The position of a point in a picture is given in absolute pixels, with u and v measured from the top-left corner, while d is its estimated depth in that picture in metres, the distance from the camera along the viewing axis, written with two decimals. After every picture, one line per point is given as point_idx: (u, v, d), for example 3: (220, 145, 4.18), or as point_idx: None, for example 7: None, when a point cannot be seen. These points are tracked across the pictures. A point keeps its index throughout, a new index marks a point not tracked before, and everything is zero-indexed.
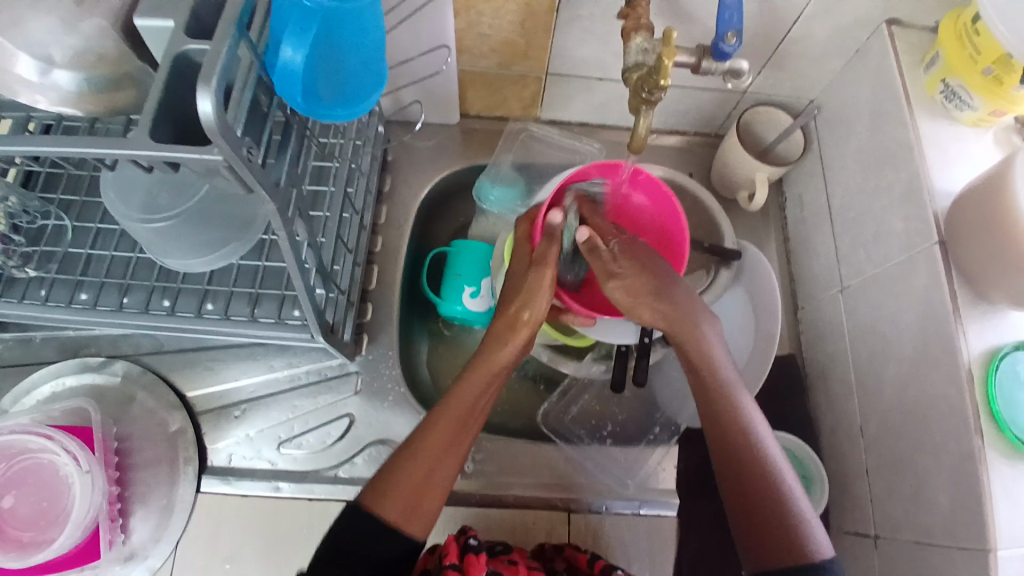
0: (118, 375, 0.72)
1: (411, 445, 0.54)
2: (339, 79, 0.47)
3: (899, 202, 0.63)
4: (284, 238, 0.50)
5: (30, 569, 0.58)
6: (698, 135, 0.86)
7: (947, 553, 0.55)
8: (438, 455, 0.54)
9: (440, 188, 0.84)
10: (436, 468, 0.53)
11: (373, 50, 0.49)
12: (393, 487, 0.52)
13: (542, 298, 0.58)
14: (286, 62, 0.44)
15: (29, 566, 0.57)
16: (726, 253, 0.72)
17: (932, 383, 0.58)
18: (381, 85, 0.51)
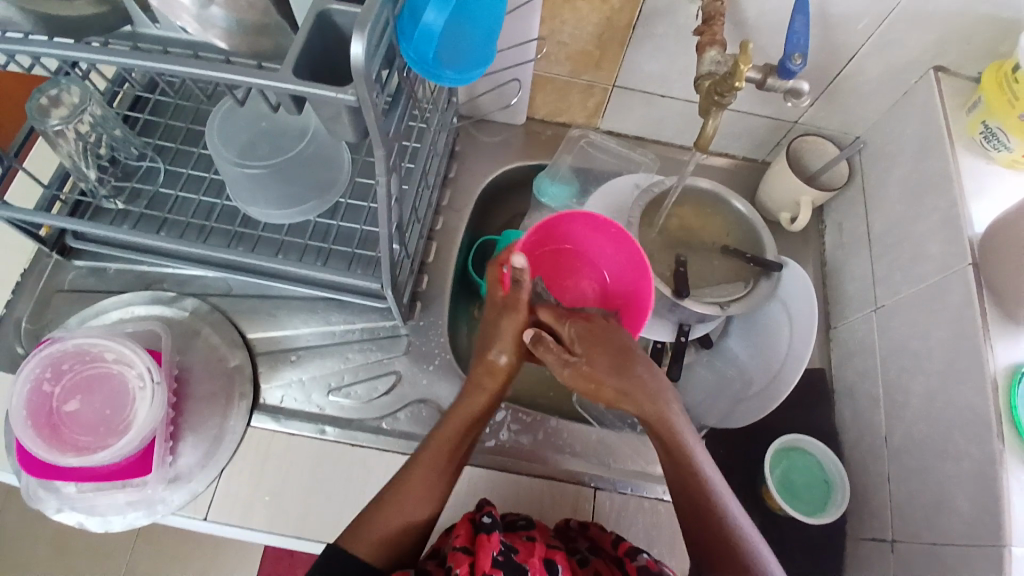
0: (187, 311, 0.76)
1: (390, 490, 0.59)
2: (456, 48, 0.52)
3: (936, 229, 0.68)
4: (383, 186, 0.54)
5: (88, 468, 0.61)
6: (745, 160, 0.92)
7: (963, 554, 0.57)
8: (412, 495, 0.58)
9: (500, 181, 0.90)
10: (412, 506, 0.58)
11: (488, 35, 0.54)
12: (371, 525, 0.57)
13: (514, 345, 0.60)
14: (426, 25, 0.48)
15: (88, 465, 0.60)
16: (768, 264, 0.76)
17: (959, 394, 0.61)
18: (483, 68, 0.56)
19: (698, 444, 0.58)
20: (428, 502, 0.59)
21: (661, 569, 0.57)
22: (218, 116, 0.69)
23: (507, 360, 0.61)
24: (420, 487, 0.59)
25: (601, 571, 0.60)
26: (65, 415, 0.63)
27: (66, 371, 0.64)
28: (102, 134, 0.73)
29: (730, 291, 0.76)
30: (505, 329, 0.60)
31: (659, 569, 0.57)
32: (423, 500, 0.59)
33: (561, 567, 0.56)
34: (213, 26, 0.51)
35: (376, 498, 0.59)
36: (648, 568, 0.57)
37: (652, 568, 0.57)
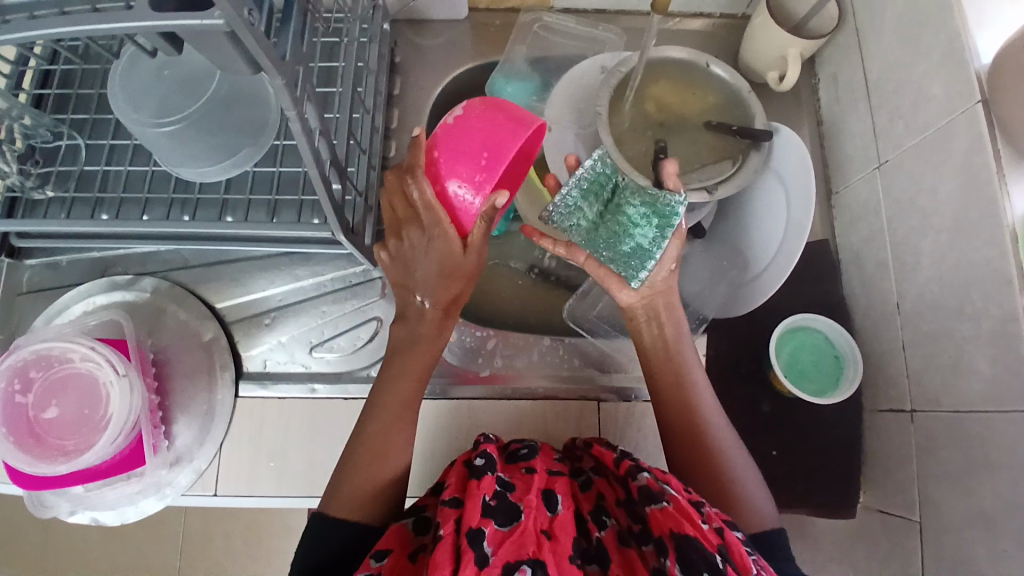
0: (147, 291, 0.72)
1: (349, 452, 0.60)
2: None
3: (941, 66, 0.59)
4: (296, 120, 0.48)
5: (79, 472, 0.59)
6: (723, 18, 0.82)
7: (986, 418, 0.54)
8: (377, 455, 0.59)
9: (454, 89, 0.81)
10: (382, 462, 0.58)
11: None
12: (346, 490, 0.57)
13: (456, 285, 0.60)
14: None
15: (77, 469, 0.58)
16: (757, 134, 0.69)
17: (974, 250, 0.55)
18: None
19: (698, 370, 0.64)
20: (390, 452, 0.59)
21: (664, 488, 0.52)
22: (119, 74, 0.61)
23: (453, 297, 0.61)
24: (376, 433, 0.59)
25: (605, 495, 0.59)
26: (46, 422, 0.60)
27: (35, 377, 0.61)
28: (11, 123, 0.65)
29: (716, 171, 0.70)
30: (440, 263, 0.58)
31: (662, 488, 0.52)
32: (383, 450, 0.59)
33: (560, 499, 0.53)
34: None
35: (342, 462, 0.60)
36: (650, 490, 0.52)
37: (653, 488, 0.52)
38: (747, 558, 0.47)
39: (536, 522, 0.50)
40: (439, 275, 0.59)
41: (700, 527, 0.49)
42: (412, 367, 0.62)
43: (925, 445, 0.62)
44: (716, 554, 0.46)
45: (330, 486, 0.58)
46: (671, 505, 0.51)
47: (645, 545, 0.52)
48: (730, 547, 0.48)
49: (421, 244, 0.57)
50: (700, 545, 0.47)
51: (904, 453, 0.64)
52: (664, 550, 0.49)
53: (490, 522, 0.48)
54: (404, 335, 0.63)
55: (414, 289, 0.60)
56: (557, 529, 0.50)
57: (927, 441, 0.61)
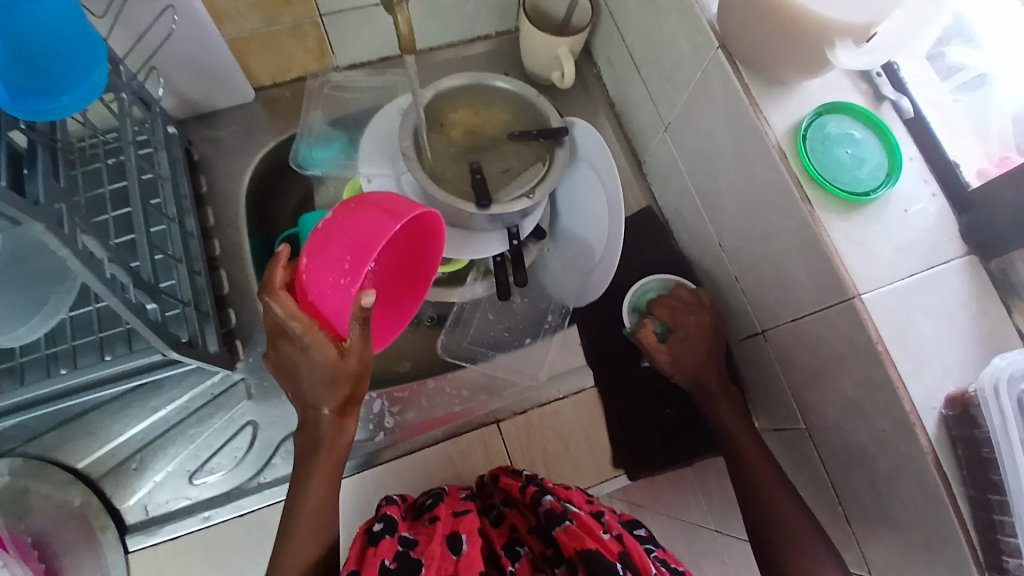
0: (4, 474, 0.66)
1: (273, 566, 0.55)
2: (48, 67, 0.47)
3: (677, 23, 0.65)
4: (75, 259, 0.46)
5: None
6: (501, 35, 0.87)
7: (820, 318, 0.59)
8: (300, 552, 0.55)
9: (265, 170, 0.81)
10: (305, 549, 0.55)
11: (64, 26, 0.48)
12: None
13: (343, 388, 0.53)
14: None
15: None
16: (555, 132, 0.73)
17: (758, 172, 0.61)
18: (97, 58, 0.50)
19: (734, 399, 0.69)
20: (314, 544, 0.56)
21: (567, 507, 0.54)
22: None
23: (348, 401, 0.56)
24: (304, 531, 0.56)
25: (518, 525, 0.59)
26: None
27: None
28: None
29: (532, 175, 0.73)
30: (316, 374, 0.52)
31: (565, 507, 0.54)
32: (309, 541, 0.56)
33: (466, 538, 0.52)
34: None
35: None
36: (553, 511, 0.53)
37: (556, 509, 0.53)
38: (645, 558, 0.50)
39: (438, 571, 0.49)
40: (324, 383, 0.52)
41: (600, 538, 0.50)
42: (319, 474, 0.57)
43: (784, 358, 0.67)
44: (616, 562, 0.48)
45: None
46: (573, 522, 0.52)
47: (557, 567, 0.53)
48: (630, 553, 0.50)
49: (298, 356, 0.51)
50: (602, 557, 0.48)
51: (772, 371, 0.69)
52: (574, 569, 0.50)
53: None
54: (307, 440, 0.58)
55: (308, 400, 0.55)
56: (463, 571, 0.49)
57: (785, 355, 0.66)
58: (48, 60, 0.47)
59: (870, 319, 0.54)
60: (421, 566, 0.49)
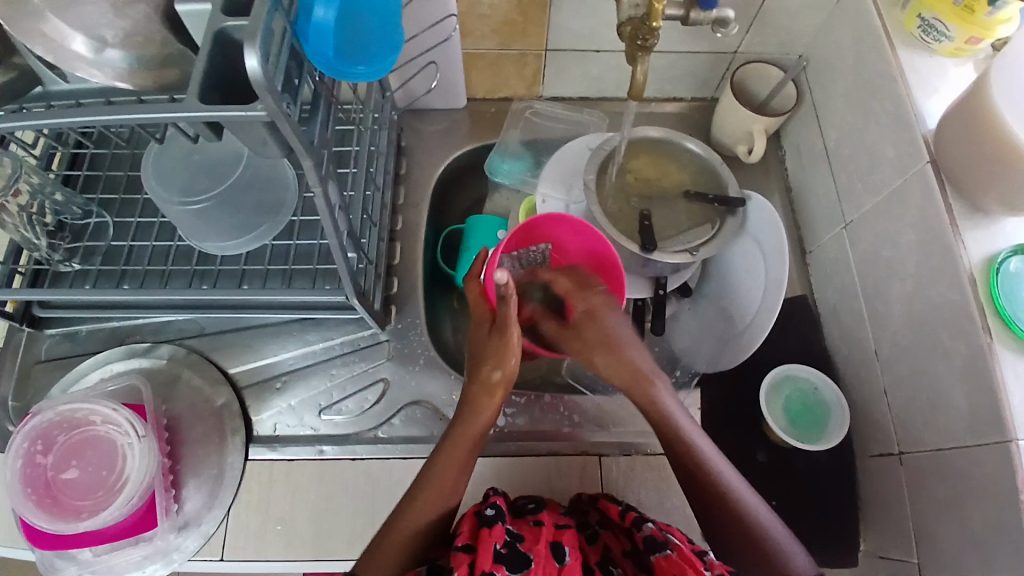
0: (164, 358, 0.75)
1: (393, 519, 0.56)
2: (361, 37, 0.48)
3: (888, 131, 0.67)
4: (321, 197, 0.51)
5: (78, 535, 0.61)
6: (694, 101, 0.90)
7: (969, 451, 0.57)
8: (420, 513, 0.56)
9: (456, 167, 0.88)
10: (424, 512, 0.56)
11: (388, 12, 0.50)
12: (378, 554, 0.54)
13: (510, 359, 0.62)
14: (317, 22, 0.45)
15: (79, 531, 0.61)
16: (731, 202, 0.76)
17: (937, 292, 0.61)
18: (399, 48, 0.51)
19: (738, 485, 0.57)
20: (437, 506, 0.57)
21: (668, 537, 0.56)
22: (152, 157, 0.65)
23: (503, 376, 0.62)
24: (431, 495, 0.57)
25: (611, 546, 0.61)
26: (63, 482, 0.64)
27: (58, 439, 0.65)
28: (44, 202, 0.70)
29: (695, 236, 0.76)
30: (493, 345, 0.62)
31: (666, 538, 0.56)
32: (434, 504, 0.57)
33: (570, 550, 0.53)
34: (111, 68, 0.47)
35: (385, 526, 0.56)
36: (653, 539, 0.56)
37: (657, 537, 0.56)
38: None
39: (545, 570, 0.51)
40: (489, 350, 0.62)
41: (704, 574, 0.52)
42: (455, 441, 0.60)
43: (916, 486, 0.64)
44: None
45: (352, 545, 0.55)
46: (675, 553, 0.54)
47: None
48: None
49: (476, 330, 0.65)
50: None
51: (898, 495, 0.67)
52: None
53: (503, 569, 0.50)
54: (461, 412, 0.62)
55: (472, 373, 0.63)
56: None
57: (919, 481, 0.64)
58: (364, 30, 0.49)
59: (1023, 469, 0.52)
60: (530, 563, 0.51)
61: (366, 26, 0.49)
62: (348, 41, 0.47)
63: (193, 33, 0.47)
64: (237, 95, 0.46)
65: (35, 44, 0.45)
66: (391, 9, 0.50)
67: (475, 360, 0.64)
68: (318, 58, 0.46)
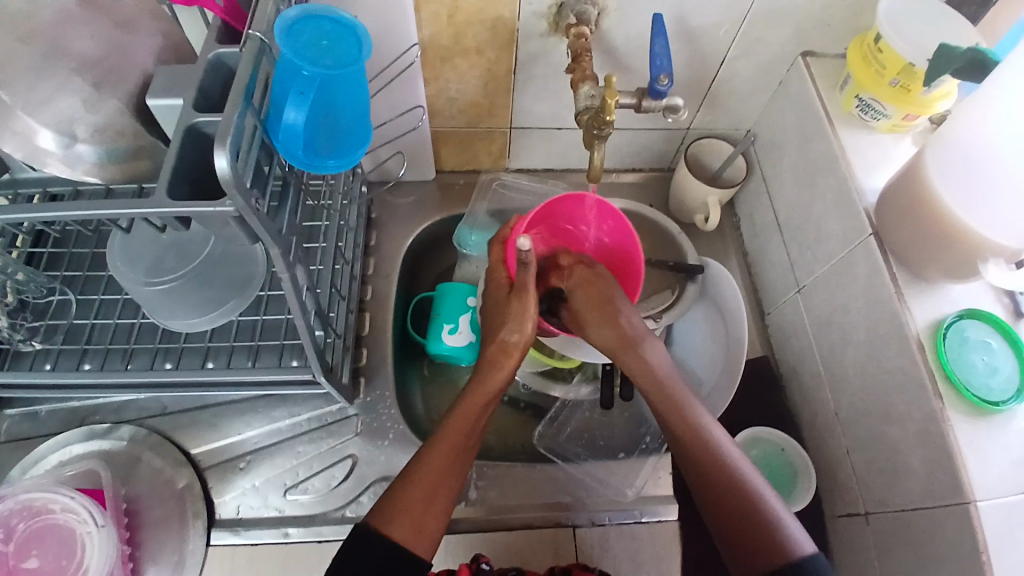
0: (124, 439, 0.73)
1: (410, 469, 0.57)
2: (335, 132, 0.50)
3: (833, 204, 0.71)
4: (290, 280, 0.52)
5: None
6: (653, 171, 0.94)
7: (928, 513, 0.59)
8: (433, 467, 0.56)
9: (424, 238, 0.90)
10: (439, 463, 0.57)
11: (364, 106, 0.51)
12: (394, 508, 0.54)
13: (528, 322, 0.62)
14: (288, 124, 0.46)
15: None
16: (690, 268, 0.79)
17: (888, 357, 0.63)
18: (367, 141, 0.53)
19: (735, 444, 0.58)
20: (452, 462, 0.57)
21: None
22: (118, 242, 0.65)
23: (519, 338, 0.62)
24: (445, 450, 0.57)
25: None
26: (24, 572, 0.61)
27: (18, 526, 0.62)
28: (5, 281, 0.68)
29: (659, 301, 0.78)
30: (513, 310, 0.63)
31: None
32: (449, 459, 0.57)
33: None
34: (82, 162, 0.49)
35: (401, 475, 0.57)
36: None
37: None
38: None
39: None
40: (508, 311, 0.64)
41: None
42: (472, 394, 0.61)
43: (881, 549, 0.65)
44: None
45: (375, 512, 0.54)
46: None
47: None
48: None
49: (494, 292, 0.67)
50: None
51: (865, 558, 0.68)
52: None
53: None
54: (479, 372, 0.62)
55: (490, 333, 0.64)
56: None
57: (884, 545, 0.65)
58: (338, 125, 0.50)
59: (981, 530, 0.54)
60: None
61: (341, 117, 0.49)
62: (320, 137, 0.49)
63: (163, 126, 0.49)
64: (208, 186, 0.48)
65: (6, 142, 0.45)
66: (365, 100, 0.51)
67: (492, 320, 0.65)
68: (287, 153, 0.48)
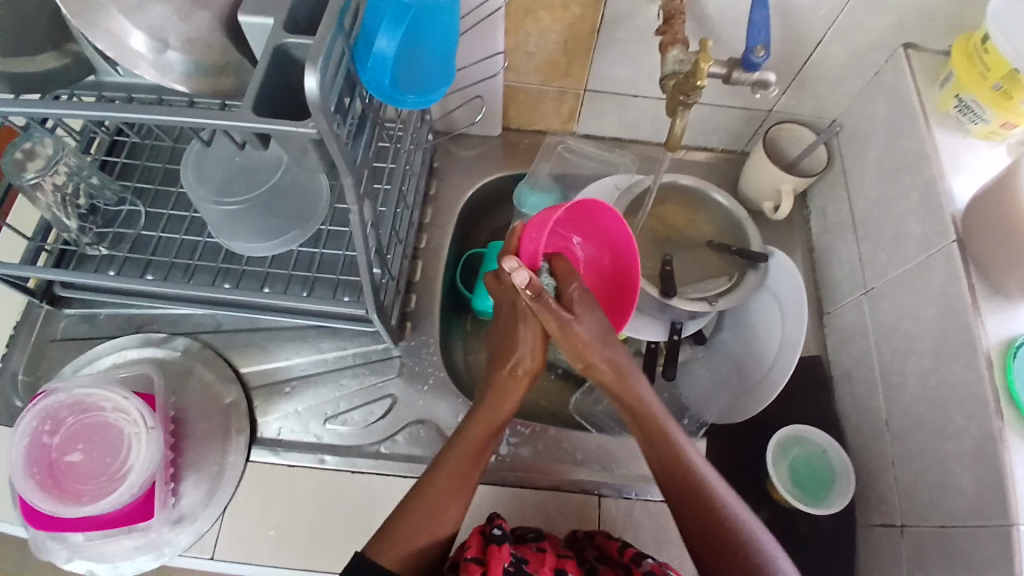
0: (179, 350, 0.76)
1: (420, 489, 0.58)
2: (416, 70, 0.49)
3: (915, 205, 0.67)
4: (357, 213, 0.52)
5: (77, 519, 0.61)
6: (725, 152, 0.92)
7: (971, 532, 0.57)
8: (438, 489, 0.58)
9: (483, 193, 0.90)
10: (446, 491, 0.58)
11: (448, 47, 0.51)
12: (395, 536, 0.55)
13: (536, 349, 0.63)
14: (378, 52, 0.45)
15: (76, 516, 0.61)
16: (754, 255, 0.76)
17: (952, 370, 0.61)
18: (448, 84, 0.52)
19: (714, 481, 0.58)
20: (459, 489, 0.58)
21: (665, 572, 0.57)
22: (193, 159, 0.66)
23: (525, 368, 0.63)
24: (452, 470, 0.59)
25: None
26: (66, 465, 0.64)
27: (65, 421, 0.65)
28: (80, 184, 0.72)
29: (715, 285, 0.76)
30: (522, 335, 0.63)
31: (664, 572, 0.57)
32: (456, 486, 0.58)
33: None
34: (172, 71, 0.49)
35: (406, 498, 0.58)
36: None
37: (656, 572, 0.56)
38: None
39: None
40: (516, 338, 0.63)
41: None
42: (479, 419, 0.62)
43: (915, 563, 0.63)
44: None
45: (376, 537, 0.55)
46: None
47: None
48: None
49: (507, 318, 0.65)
50: None
51: (897, 568, 0.66)
52: None
53: None
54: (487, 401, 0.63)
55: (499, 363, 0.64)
56: None
57: (918, 558, 0.63)
58: (420, 63, 0.49)
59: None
60: None
61: (425, 54, 0.49)
62: (404, 72, 0.48)
63: (254, 45, 0.49)
64: (290, 109, 0.48)
65: (100, 39, 0.47)
66: (451, 40, 0.51)
67: (498, 349, 0.66)
68: (371, 83, 0.47)
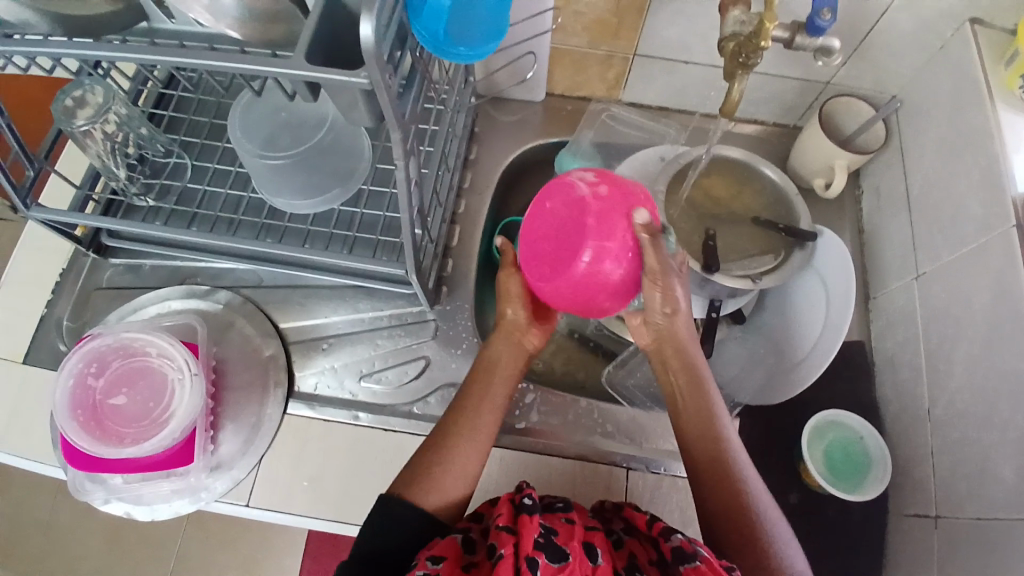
0: (222, 303, 0.78)
1: (436, 440, 0.61)
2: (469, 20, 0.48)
3: (977, 185, 0.64)
4: (402, 170, 0.51)
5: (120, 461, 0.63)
6: (776, 126, 0.89)
7: (1011, 525, 0.55)
8: (453, 437, 0.60)
9: (524, 159, 0.89)
10: (462, 442, 0.60)
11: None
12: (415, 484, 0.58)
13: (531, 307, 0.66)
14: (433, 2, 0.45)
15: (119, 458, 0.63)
16: (801, 234, 0.74)
17: (1004, 358, 0.58)
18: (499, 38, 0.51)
19: (742, 465, 0.59)
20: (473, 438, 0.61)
21: (697, 550, 0.54)
22: (239, 110, 0.66)
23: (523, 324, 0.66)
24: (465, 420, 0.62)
25: (636, 553, 0.59)
26: (110, 407, 0.65)
27: (112, 364, 0.67)
28: (129, 133, 0.72)
29: (761, 262, 0.75)
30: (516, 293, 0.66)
31: (695, 550, 0.54)
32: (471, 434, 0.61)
33: (602, 552, 0.54)
34: (225, 15, 0.49)
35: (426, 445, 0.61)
36: (683, 551, 0.54)
37: (687, 549, 0.54)
38: None
39: (580, 568, 0.51)
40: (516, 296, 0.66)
41: None
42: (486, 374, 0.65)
43: (948, 553, 0.62)
44: None
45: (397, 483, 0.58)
46: (703, 565, 0.52)
47: None
48: None
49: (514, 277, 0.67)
50: None
51: (928, 557, 0.65)
52: None
53: (542, 555, 0.50)
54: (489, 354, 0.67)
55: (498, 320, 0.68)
56: None
57: (951, 548, 0.62)
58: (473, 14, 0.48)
59: None
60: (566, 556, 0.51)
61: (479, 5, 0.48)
62: (457, 22, 0.47)
63: None
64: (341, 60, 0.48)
65: None
66: None
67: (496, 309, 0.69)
68: (424, 33, 0.46)
